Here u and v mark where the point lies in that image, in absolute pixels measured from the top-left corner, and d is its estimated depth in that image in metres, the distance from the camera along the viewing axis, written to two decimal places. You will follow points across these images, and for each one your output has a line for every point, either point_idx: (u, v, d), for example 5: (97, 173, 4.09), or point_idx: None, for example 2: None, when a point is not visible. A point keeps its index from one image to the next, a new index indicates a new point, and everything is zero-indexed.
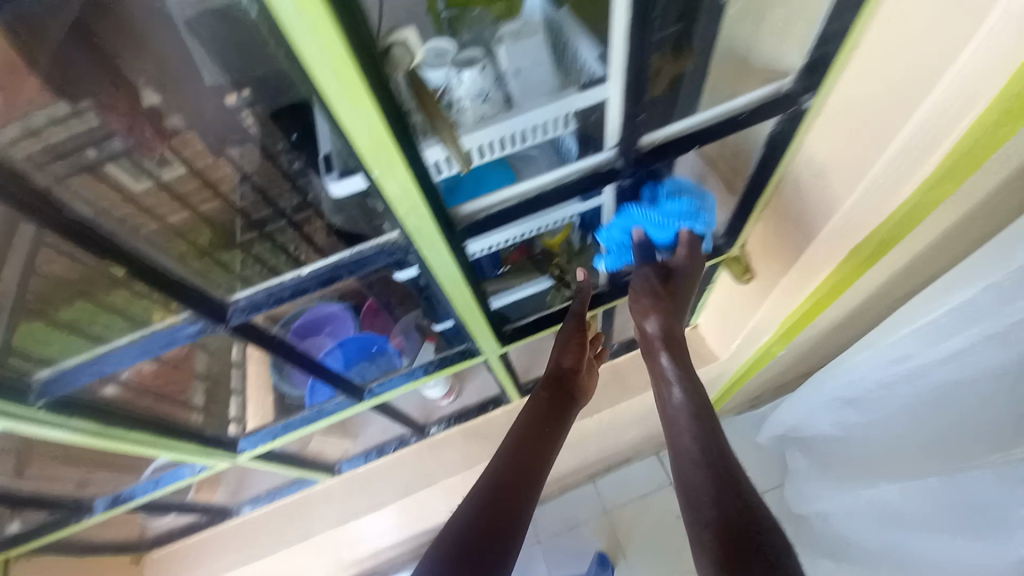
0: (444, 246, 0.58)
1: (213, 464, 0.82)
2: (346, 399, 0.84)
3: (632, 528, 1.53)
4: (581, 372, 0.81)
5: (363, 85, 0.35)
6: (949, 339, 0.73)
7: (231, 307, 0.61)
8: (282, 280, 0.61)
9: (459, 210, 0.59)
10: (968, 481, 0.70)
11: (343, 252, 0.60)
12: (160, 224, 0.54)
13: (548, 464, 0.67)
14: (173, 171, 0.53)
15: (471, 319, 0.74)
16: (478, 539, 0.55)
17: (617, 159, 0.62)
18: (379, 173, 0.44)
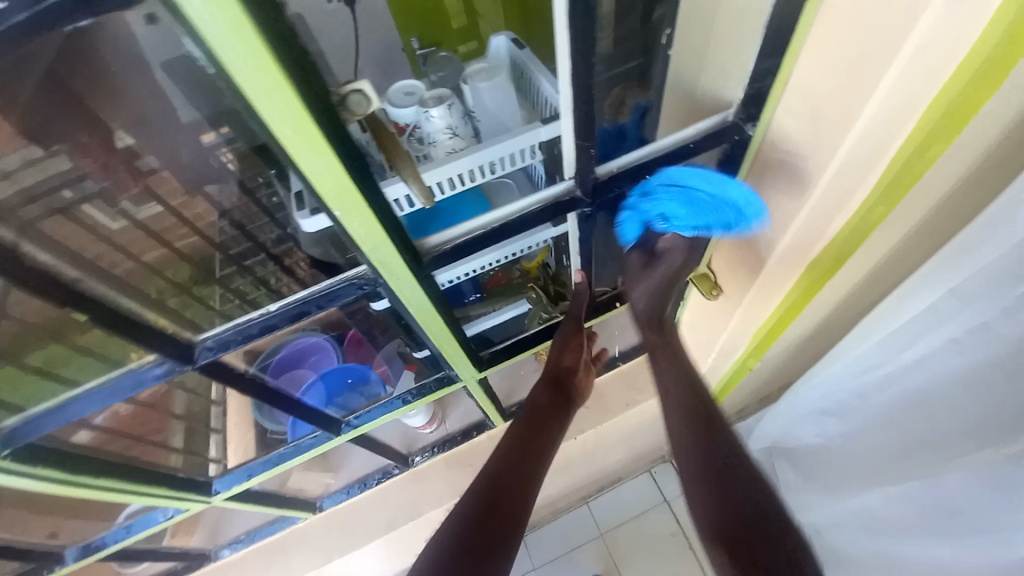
0: (415, 281, 0.58)
1: (189, 506, 0.78)
2: (323, 435, 0.82)
3: (627, 551, 1.51)
4: (580, 371, 0.82)
5: (319, 135, 0.37)
6: (911, 346, 0.76)
7: (198, 346, 0.57)
8: (249, 318, 0.57)
9: (422, 243, 0.57)
10: (944, 484, 0.71)
11: (312, 286, 0.57)
12: (135, 261, 0.58)
13: (546, 464, 0.68)
14: (145, 211, 0.60)
15: (447, 346, 0.74)
16: (482, 536, 0.56)
17: (575, 189, 0.61)
18: (342, 214, 0.45)
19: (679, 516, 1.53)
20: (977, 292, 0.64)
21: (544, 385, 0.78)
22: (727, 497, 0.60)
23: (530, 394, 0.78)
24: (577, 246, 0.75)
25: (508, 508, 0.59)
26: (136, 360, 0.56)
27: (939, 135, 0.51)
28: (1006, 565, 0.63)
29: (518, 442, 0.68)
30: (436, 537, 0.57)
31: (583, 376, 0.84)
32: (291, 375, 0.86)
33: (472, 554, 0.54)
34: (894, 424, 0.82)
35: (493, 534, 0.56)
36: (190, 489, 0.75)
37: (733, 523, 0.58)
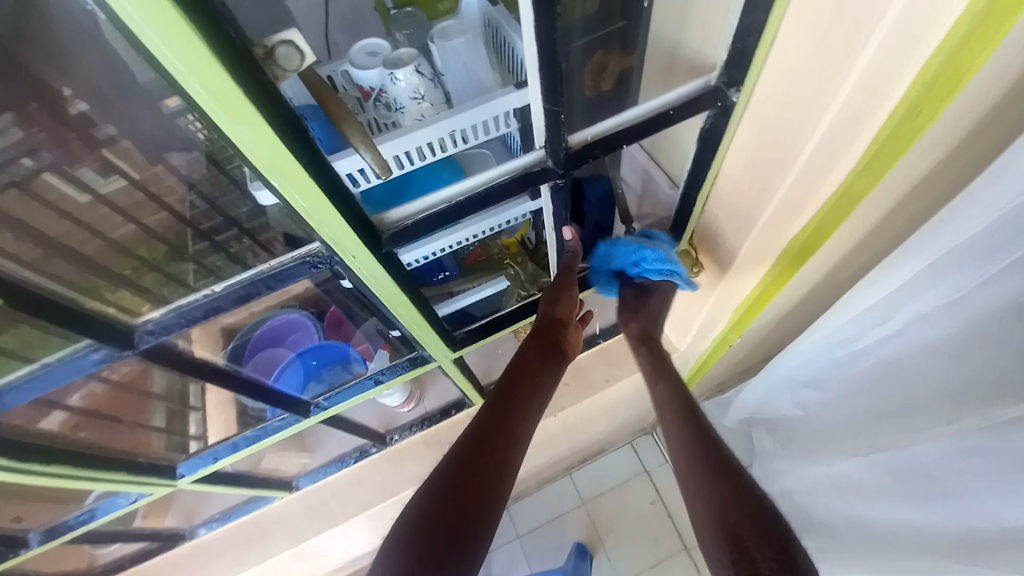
0: (373, 258, 0.55)
1: (152, 491, 0.77)
2: (291, 416, 0.80)
3: (609, 518, 1.55)
4: (570, 325, 0.79)
5: (242, 95, 0.34)
6: (889, 320, 0.76)
7: (138, 331, 0.55)
8: (194, 299, 0.55)
9: (379, 219, 0.55)
10: (915, 453, 0.73)
11: (259, 265, 0.56)
12: (103, 240, 0.51)
13: (531, 420, 0.67)
14: (107, 185, 0.50)
15: (415, 326, 0.71)
16: (452, 511, 0.54)
17: (547, 158, 0.58)
18: (280, 183, 0.42)
19: (659, 485, 1.57)
20: (958, 264, 0.64)
21: (533, 340, 0.75)
22: (725, 489, 0.62)
23: (519, 348, 0.76)
24: (552, 222, 0.72)
25: (491, 465, 0.59)
26: (69, 348, 0.52)
27: (929, 100, 0.50)
28: (970, 530, 0.65)
29: (504, 400, 0.67)
30: (415, 498, 0.57)
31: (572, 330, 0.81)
32: (271, 353, 0.83)
33: (440, 526, 0.52)
34: (867, 394, 0.85)
35: (475, 493, 0.56)
36: (153, 473, 0.74)
37: (740, 528, 0.57)
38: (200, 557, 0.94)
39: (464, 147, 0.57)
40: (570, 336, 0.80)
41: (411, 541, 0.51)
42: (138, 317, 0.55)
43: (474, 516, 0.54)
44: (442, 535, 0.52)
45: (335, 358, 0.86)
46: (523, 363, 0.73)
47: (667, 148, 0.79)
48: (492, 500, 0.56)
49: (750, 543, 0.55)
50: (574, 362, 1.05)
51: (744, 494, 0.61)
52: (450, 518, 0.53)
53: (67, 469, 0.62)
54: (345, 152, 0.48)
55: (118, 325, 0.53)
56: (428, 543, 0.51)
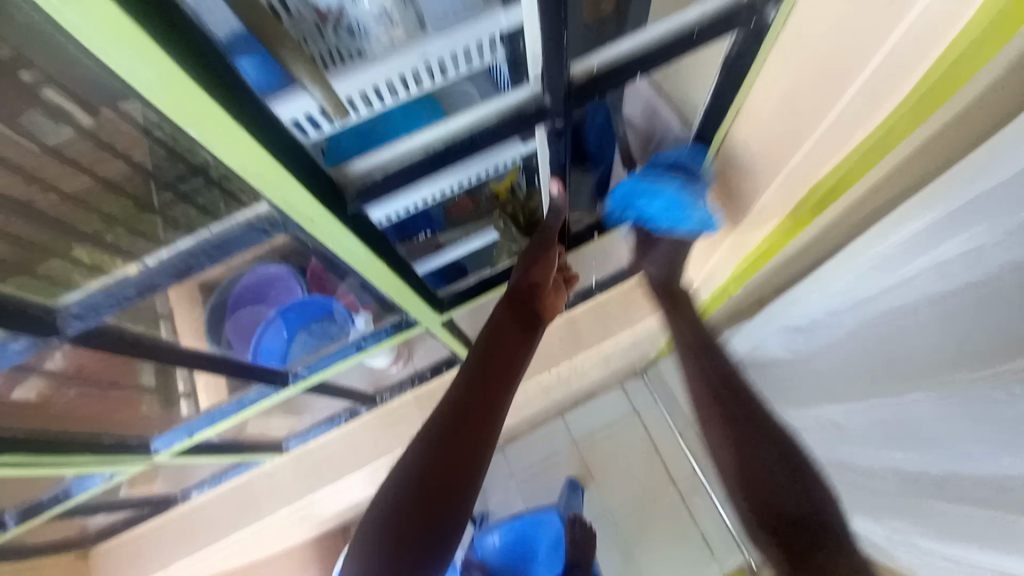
0: (334, 219, 0.49)
1: (126, 468, 0.75)
2: (267, 386, 0.77)
3: (599, 458, 1.61)
4: (548, 289, 0.74)
5: (131, 22, 0.27)
6: (895, 272, 0.73)
7: (61, 316, 0.48)
8: (124, 277, 0.50)
9: (341, 171, 0.48)
10: (907, 402, 0.73)
11: (195, 235, 0.50)
12: (61, 194, 0.44)
13: (511, 386, 0.64)
14: (57, 135, 0.41)
15: (395, 290, 0.66)
16: (425, 487, 0.53)
17: (544, 95, 0.50)
18: (201, 134, 0.36)
19: (648, 425, 1.62)
20: (984, 212, 0.58)
21: (514, 303, 0.70)
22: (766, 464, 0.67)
23: (493, 309, 0.72)
24: (548, 168, 0.66)
25: (469, 440, 0.56)
26: None
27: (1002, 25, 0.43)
28: (958, 477, 0.66)
29: (483, 367, 0.63)
30: (393, 475, 0.55)
31: (552, 292, 0.77)
32: (253, 310, 0.77)
33: (414, 504, 0.51)
34: (862, 340, 0.83)
35: (455, 466, 0.54)
36: (123, 452, 0.71)
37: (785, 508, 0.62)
38: (196, 517, 0.95)
39: (443, 80, 0.48)
40: (548, 299, 0.75)
41: (387, 520, 0.51)
42: (60, 299, 0.48)
43: (453, 493, 0.53)
44: (422, 509, 0.51)
45: (322, 311, 0.79)
46: (497, 323, 0.69)
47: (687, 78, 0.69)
48: (473, 474, 0.55)
49: (769, 492, 0.64)
50: (568, 316, 1.03)
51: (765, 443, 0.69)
52: (431, 496, 0.52)
53: (25, 460, 0.58)
54: (292, 91, 0.40)
55: (36, 309, 0.46)
56: (403, 522, 0.50)
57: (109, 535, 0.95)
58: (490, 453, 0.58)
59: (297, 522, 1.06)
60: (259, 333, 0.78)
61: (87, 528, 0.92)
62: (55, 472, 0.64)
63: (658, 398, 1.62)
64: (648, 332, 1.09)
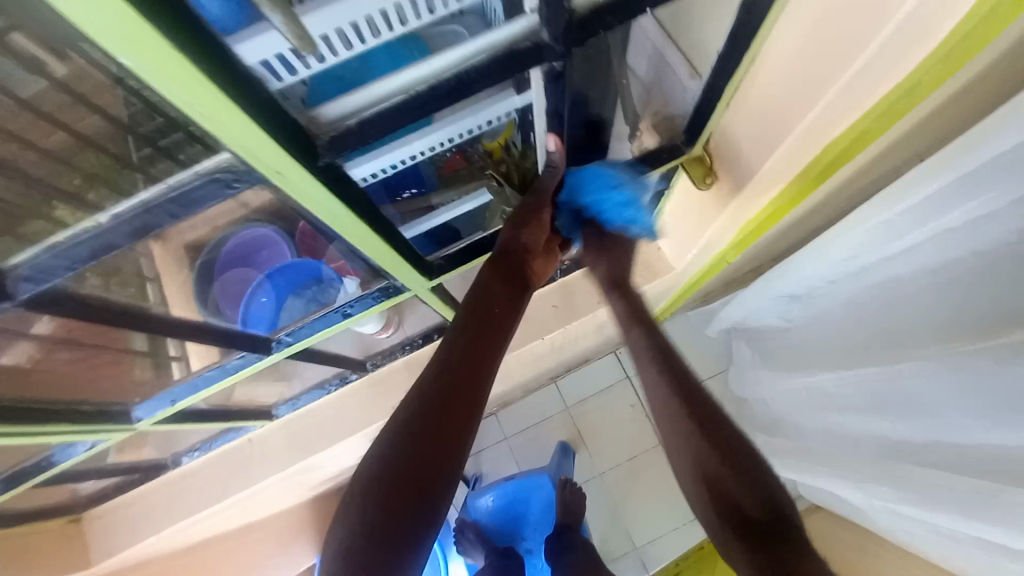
0: (308, 176, 0.46)
1: (108, 436, 0.74)
2: (250, 354, 0.75)
3: (591, 423, 1.63)
4: (536, 252, 0.73)
5: None
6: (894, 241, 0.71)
7: (11, 278, 0.45)
8: (73, 236, 0.45)
9: (314, 116, 0.44)
10: (901, 369, 0.72)
11: (154, 186, 0.46)
12: (36, 149, 0.41)
13: (499, 352, 0.63)
14: (29, 85, 0.37)
15: (380, 254, 0.64)
16: (413, 457, 0.52)
17: (541, 31, 0.46)
18: (148, 73, 0.31)
19: (641, 390, 1.63)
20: (988, 181, 0.54)
21: (499, 268, 0.69)
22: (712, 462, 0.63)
23: (479, 272, 0.69)
24: (545, 121, 0.62)
25: (455, 407, 0.56)
26: None
27: None
28: (949, 443, 0.66)
29: (469, 331, 0.62)
30: (377, 444, 0.54)
31: (540, 258, 0.75)
32: (240, 271, 0.74)
33: (401, 474, 0.51)
34: (860, 312, 0.83)
35: (443, 435, 0.54)
36: (104, 420, 0.70)
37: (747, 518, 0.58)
38: (189, 481, 0.95)
39: (429, 18, 0.44)
40: (536, 264, 0.74)
41: (374, 490, 0.50)
42: (10, 260, 0.44)
43: (437, 461, 0.52)
44: (410, 478, 0.51)
45: (313, 275, 0.76)
46: (484, 288, 0.67)
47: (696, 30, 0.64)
48: (459, 441, 0.54)
49: (730, 492, 0.61)
50: (564, 282, 1.00)
51: (726, 443, 0.64)
52: (415, 464, 0.52)
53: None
54: (256, 27, 0.35)
55: None
56: (391, 492, 0.50)
57: (100, 499, 0.95)
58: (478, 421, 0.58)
59: (291, 485, 1.07)
60: (249, 297, 0.75)
61: (78, 493, 0.92)
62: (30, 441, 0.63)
63: None
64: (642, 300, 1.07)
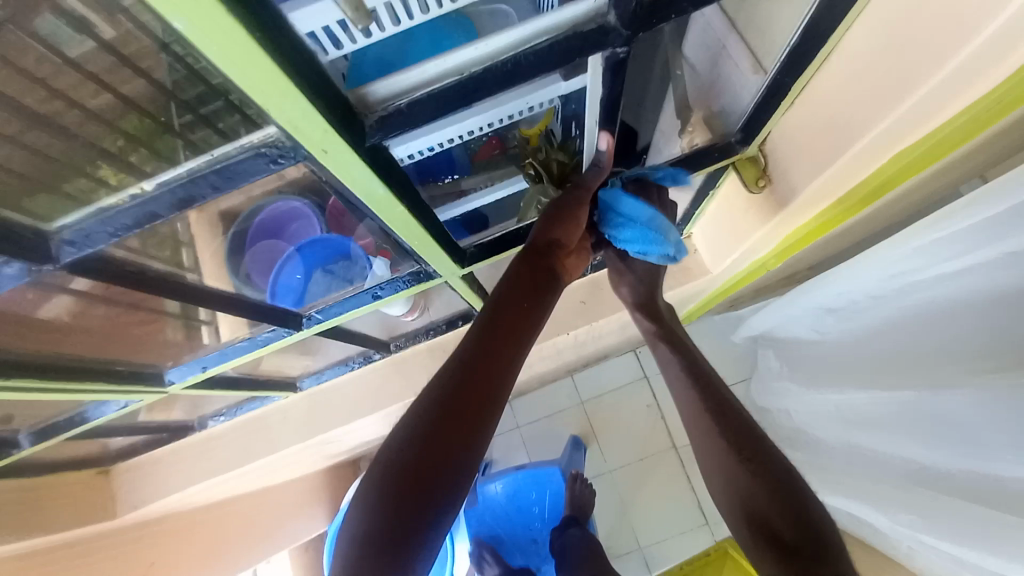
0: (351, 152, 0.45)
1: (142, 397, 0.76)
2: (281, 329, 0.77)
3: (605, 420, 1.62)
4: (568, 249, 0.69)
5: None
6: (943, 262, 0.67)
7: (55, 240, 0.46)
8: (116, 204, 0.46)
9: (366, 94, 0.43)
10: (941, 398, 0.69)
11: (198, 157, 0.46)
12: (83, 111, 0.41)
13: (518, 355, 0.60)
14: (78, 47, 0.37)
15: (413, 237, 0.63)
16: (427, 455, 0.51)
17: (608, 12, 0.44)
18: (206, 43, 0.31)
19: (658, 391, 1.61)
20: None
21: (524, 265, 0.65)
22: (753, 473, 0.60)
23: (510, 265, 0.66)
24: (600, 104, 0.57)
25: (469, 408, 0.54)
26: None
27: None
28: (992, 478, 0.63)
29: (490, 330, 0.59)
30: (393, 435, 0.54)
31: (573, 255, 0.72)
32: (270, 244, 0.73)
33: (416, 470, 0.51)
34: (901, 329, 0.78)
35: (459, 434, 0.53)
36: (138, 382, 0.72)
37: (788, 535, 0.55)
38: (213, 444, 0.98)
39: None
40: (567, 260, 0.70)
41: (387, 483, 0.50)
42: (53, 223, 0.46)
43: (446, 472, 0.51)
44: (423, 476, 0.50)
45: (340, 252, 0.76)
46: (512, 281, 0.64)
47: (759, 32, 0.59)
48: (468, 454, 0.52)
49: (764, 509, 0.58)
50: (593, 278, 0.99)
51: (756, 445, 0.63)
52: (425, 466, 0.51)
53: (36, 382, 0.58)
54: None
55: (24, 231, 0.44)
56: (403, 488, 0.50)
57: (128, 454, 1.00)
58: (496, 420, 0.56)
59: (309, 455, 1.10)
60: (277, 271, 0.75)
61: (108, 446, 0.96)
62: (67, 397, 0.66)
63: None
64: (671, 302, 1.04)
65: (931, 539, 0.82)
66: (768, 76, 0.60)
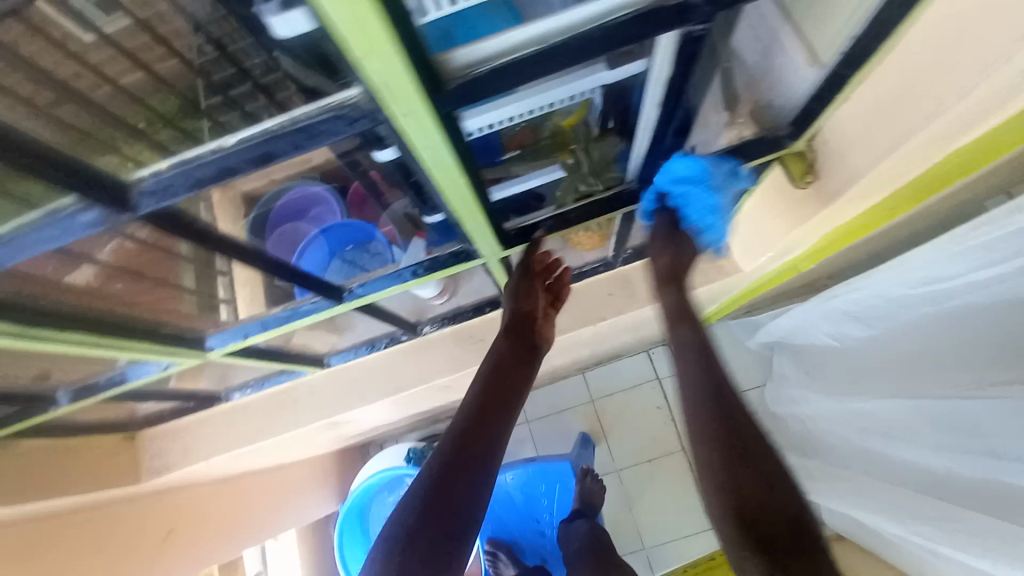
0: (428, 116, 0.41)
1: (181, 360, 0.76)
2: (324, 300, 0.74)
3: (615, 418, 1.62)
4: (540, 315, 0.81)
5: None
6: (965, 274, 0.71)
7: (135, 190, 0.42)
8: (202, 154, 0.41)
9: (447, 60, 0.40)
10: (974, 404, 0.73)
11: (282, 114, 0.40)
12: (113, 86, 0.42)
13: (511, 413, 0.71)
14: (108, 25, 0.40)
15: (466, 215, 0.62)
16: (443, 506, 0.61)
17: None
18: None
19: (670, 392, 1.61)
20: None
21: (506, 334, 0.78)
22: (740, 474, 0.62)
23: (493, 342, 0.79)
24: (655, 115, 0.57)
25: (472, 461, 0.64)
26: (49, 204, 0.40)
27: None
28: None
29: (479, 396, 0.70)
30: (412, 489, 0.64)
31: (547, 318, 0.83)
32: (293, 225, 0.88)
33: (436, 520, 0.60)
34: (942, 334, 0.80)
35: (465, 487, 0.62)
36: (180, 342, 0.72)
37: (784, 540, 0.58)
38: (236, 416, 1.00)
39: None
40: (542, 326, 0.82)
41: (412, 532, 0.59)
42: (135, 173, 0.42)
43: (460, 522, 0.60)
44: (442, 525, 0.60)
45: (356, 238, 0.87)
46: (494, 353, 0.76)
47: (814, 19, 0.52)
48: (475, 503, 0.62)
49: (765, 510, 0.60)
50: (619, 271, 0.99)
51: (750, 452, 0.64)
52: (446, 517, 0.60)
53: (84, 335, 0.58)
54: None
55: (103, 177, 0.40)
56: (427, 538, 0.59)
57: (155, 420, 1.02)
58: (496, 470, 0.66)
59: (327, 434, 1.12)
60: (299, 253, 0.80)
61: (135, 413, 0.98)
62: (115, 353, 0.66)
63: None
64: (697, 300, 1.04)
65: (956, 553, 0.82)
66: (824, 68, 0.52)
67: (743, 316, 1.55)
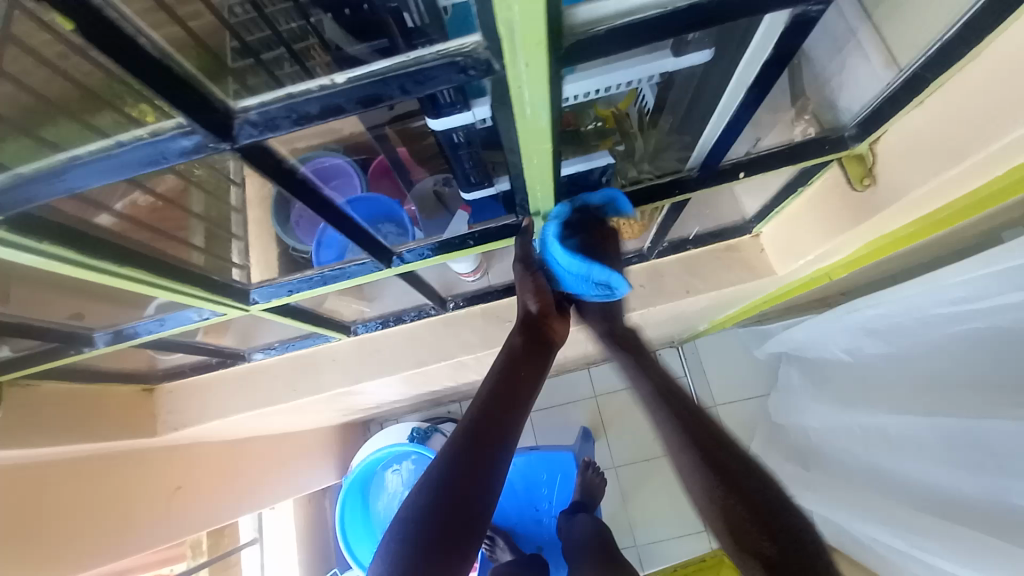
0: (545, 74, 0.39)
1: (225, 312, 0.75)
2: (372, 262, 0.73)
3: (616, 416, 1.63)
4: (552, 313, 0.77)
5: None
6: (994, 297, 0.71)
7: (239, 119, 0.41)
8: (307, 89, 0.41)
9: (570, 16, 0.37)
10: (992, 428, 0.73)
11: (394, 56, 0.39)
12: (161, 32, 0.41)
13: (523, 408, 0.69)
14: None
15: (538, 187, 0.61)
16: (454, 501, 0.58)
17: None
18: None
19: None
20: None
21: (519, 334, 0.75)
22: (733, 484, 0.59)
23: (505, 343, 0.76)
24: (738, 97, 0.55)
25: (485, 456, 0.61)
26: (148, 127, 0.41)
27: None
28: None
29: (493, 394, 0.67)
30: (420, 483, 0.60)
31: (559, 317, 0.79)
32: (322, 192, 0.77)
33: (447, 516, 0.57)
34: (957, 357, 0.81)
35: (478, 483, 0.59)
36: (228, 294, 0.69)
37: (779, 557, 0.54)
38: (256, 376, 1.00)
39: None
40: (555, 325, 0.78)
41: (422, 528, 0.56)
42: (240, 101, 0.42)
43: (471, 519, 0.57)
44: (452, 521, 0.56)
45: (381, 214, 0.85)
46: (508, 353, 0.74)
47: (897, 21, 0.52)
48: (486, 501, 0.59)
49: (752, 528, 0.56)
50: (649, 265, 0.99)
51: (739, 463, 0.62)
52: (458, 513, 0.57)
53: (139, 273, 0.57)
54: None
55: (213, 103, 0.40)
56: (437, 534, 0.55)
57: (174, 374, 1.02)
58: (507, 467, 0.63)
59: (339, 404, 1.12)
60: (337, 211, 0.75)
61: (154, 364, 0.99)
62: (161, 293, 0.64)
63: (688, 371, 1.62)
64: (721, 301, 1.04)
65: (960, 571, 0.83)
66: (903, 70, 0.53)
67: (752, 325, 1.56)
